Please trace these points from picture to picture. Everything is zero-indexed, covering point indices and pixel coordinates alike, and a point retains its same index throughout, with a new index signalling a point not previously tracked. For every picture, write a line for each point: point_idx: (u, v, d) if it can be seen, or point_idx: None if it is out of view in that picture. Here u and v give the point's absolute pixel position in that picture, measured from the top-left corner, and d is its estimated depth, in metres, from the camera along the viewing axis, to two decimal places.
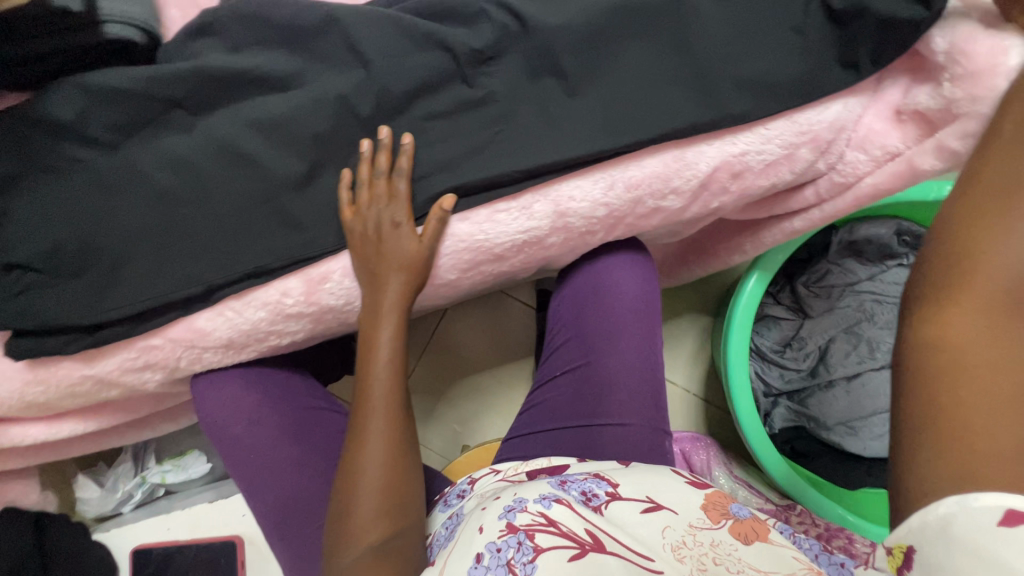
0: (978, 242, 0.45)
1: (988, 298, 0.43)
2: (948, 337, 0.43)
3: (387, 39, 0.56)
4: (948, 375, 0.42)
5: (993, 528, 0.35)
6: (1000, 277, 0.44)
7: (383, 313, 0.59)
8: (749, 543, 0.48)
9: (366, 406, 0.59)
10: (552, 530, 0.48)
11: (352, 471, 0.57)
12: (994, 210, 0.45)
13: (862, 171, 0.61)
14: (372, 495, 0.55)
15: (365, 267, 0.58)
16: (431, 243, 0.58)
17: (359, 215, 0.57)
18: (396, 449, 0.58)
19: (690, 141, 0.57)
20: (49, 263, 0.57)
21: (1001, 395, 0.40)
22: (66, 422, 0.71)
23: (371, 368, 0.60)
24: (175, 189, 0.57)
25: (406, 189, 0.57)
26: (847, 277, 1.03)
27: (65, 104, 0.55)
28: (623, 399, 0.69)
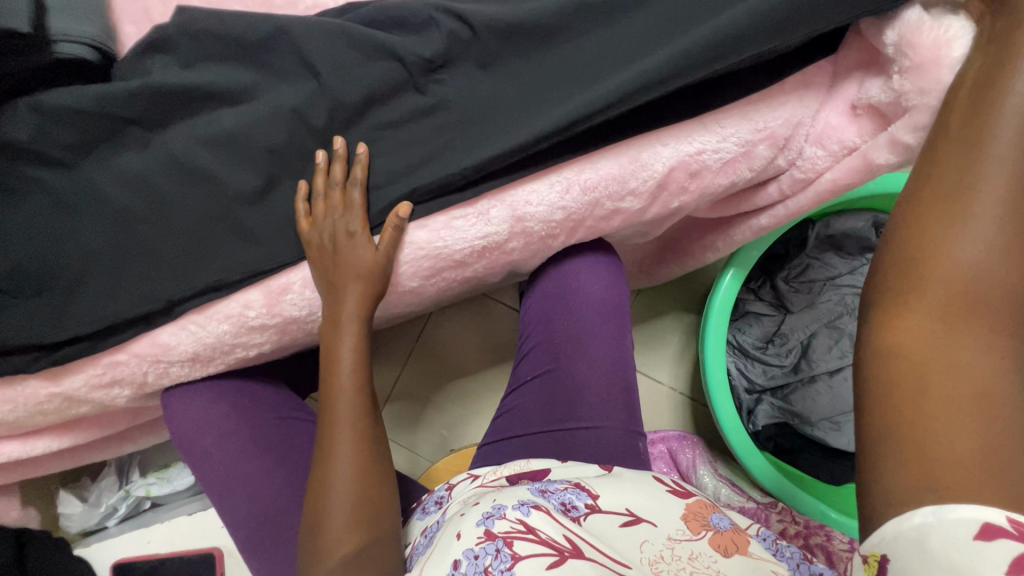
0: (933, 239, 0.45)
1: (944, 295, 0.43)
2: (908, 346, 0.42)
3: (337, 50, 0.57)
4: (915, 376, 0.41)
5: (971, 544, 0.34)
6: (950, 283, 0.43)
7: (342, 324, 0.59)
8: (727, 556, 0.47)
9: (330, 419, 0.58)
10: (530, 537, 0.45)
11: (319, 487, 0.56)
12: (943, 213, 0.45)
13: (821, 166, 0.61)
14: (343, 506, 0.54)
15: (323, 279, 0.58)
16: (388, 251, 0.57)
17: (315, 226, 0.57)
18: (365, 460, 0.57)
19: (645, 141, 0.57)
20: (11, 283, 0.57)
21: (966, 394, 0.38)
22: (40, 440, 0.72)
23: (334, 381, 0.59)
24: (133, 205, 0.57)
25: (361, 197, 0.57)
26: (827, 271, 1.02)
27: (20, 125, 0.56)
28: (595, 401, 0.68)
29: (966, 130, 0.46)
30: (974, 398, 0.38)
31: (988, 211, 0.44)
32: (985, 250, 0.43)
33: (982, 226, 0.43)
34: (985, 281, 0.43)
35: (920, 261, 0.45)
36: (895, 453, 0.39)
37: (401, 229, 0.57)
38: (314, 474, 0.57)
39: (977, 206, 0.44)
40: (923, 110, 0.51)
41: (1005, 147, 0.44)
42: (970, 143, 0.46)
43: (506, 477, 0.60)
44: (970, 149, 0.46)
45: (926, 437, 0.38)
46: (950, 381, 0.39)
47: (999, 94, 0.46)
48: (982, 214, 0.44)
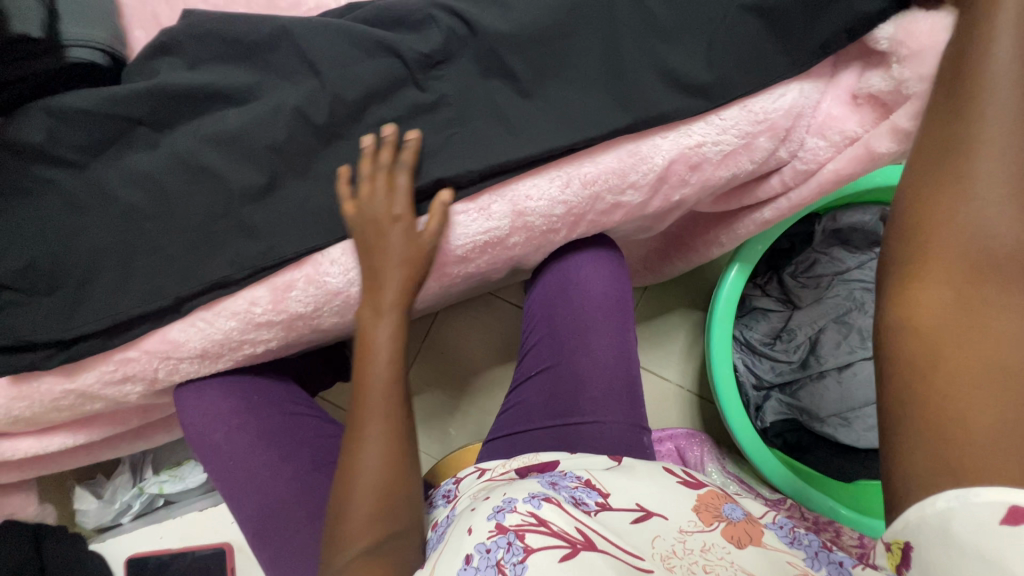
0: (937, 214, 0.44)
1: (951, 267, 0.42)
2: (914, 320, 0.42)
3: (338, 48, 0.58)
4: (925, 356, 0.40)
5: (996, 529, 0.32)
6: (957, 252, 0.42)
7: (384, 309, 0.59)
8: (741, 547, 0.47)
9: (363, 400, 0.58)
10: (542, 530, 0.46)
11: (347, 469, 0.55)
12: (940, 182, 0.45)
13: (823, 157, 0.61)
14: (367, 494, 0.53)
15: (365, 264, 0.58)
16: (434, 236, 0.57)
17: (359, 208, 0.57)
18: (392, 445, 0.56)
19: (643, 133, 0.58)
20: (24, 281, 0.59)
21: (980, 370, 0.37)
22: (56, 436, 0.73)
23: (371, 362, 0.59)
24: (142, 205, 0.59)
25: (406, 183, 0.57)
26: (835, 266, 1.01)
27: (33, 128, 0.58)
28: (598, 395, 0.68)
29: (957, 94, 0.46)
30: (985, 369, 0.37)
31: (991, 179, 0.43)
32: (992, 211, 0.42)
33: (983, 191, 0.43)
34: (997, 244, 0.41)
35: (928, 239, 0.44)
36: (916, 439, 0.38)
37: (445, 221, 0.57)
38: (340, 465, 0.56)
39: (975, 172, 0.44)
40: (923, 98, 0.51)
41: (997, 106, 0.44)
42: (962, 110, 0.45)
43: (516, 470, 0.60)
44: (958, 117, 0.45)
45: (945, 420, 0.37)
46: (961, 353, 0.39)
47: (982, 58, 0.45)
48: (983, 179, 0.43)
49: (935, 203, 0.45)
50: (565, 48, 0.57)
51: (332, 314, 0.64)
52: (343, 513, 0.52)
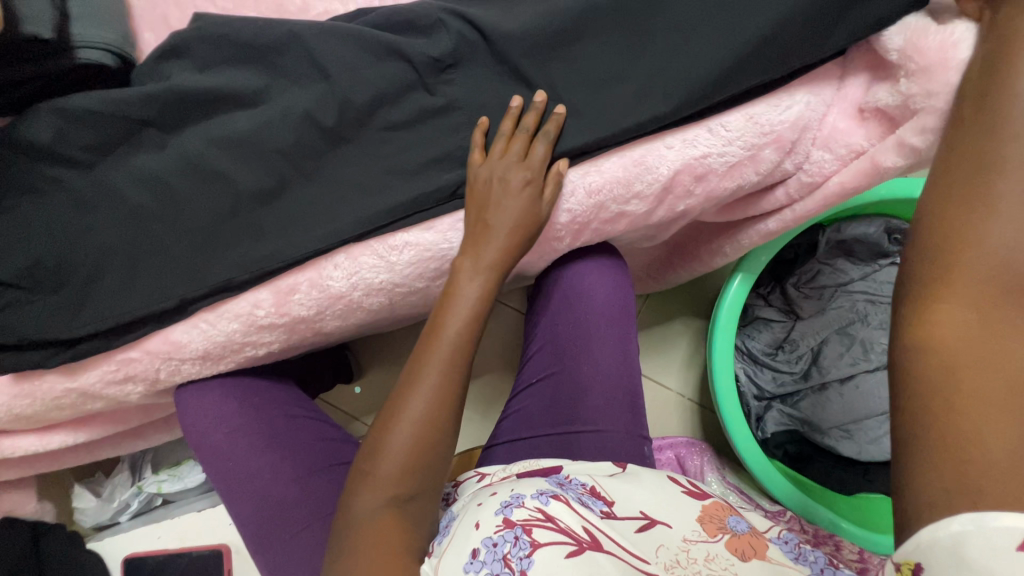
0: (964, 232, 0.44)
1: (976, 288, 0.42)
2: (935, 339, 0.41)
3: (347, 52, 0.58)
4: (942, 376, 0.40)
5: (1012, 554, 0.33)
6: (982, 271, 0.42)
7: (482, 267, 0.57)
8: (744, 560, 0.47)
9: (425, 352, 0.56)
10: (550, 526, 0.46)
11: (388, 417, 0.54)
12: (965, 200, 0.45)
13: (828, 170, 0.61)
14: (401, 451, 0.52)
15: (474, 216, 0.57)
16: (549, 205, 0.57)
17: (490, 164, 0.56)
18: (437, 408, 0.54)
19: (649, 141, 0.58)
20: (30, 279, 0.60)
21: (996, 396, 0.38)
22: (57, 434, 0.74)
23: (443, 318, 0.56)
24: (148, 206, 0.59)
25: (544, 152, 0.56)
26: (838, 277, 1.01)
27: (42, 127, 0.58)
28: (599, 404, 0.68)
29: (981, 114, 0.46)
30: (1001, 389, 0.38)
31: (1015, 202, 0.43)
32: (1017, 234, 0.42)
33: (1010, 209, 0.43)
34: (1019, 267, 0.41)
35: (953, 253, 0.44)
36: (925, 456, 0.39)
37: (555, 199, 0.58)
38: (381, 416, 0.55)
39: (1001, 192, 0.43)
40: (930, 113, 0.51)
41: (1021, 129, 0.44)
42: (989, 128, 0.45)
43: (516, 474, 0.60)
44: (986, 131, 0.45)
45: (961, 439, 0.37)
46: (981, 375, 0.39)
47: (999, 78, 0.45)
48: (1008, 199, 0.43)
49: (960, 220, 0.44)
50: (573, 57, 0.57)
51: (334, 318, 0.65)
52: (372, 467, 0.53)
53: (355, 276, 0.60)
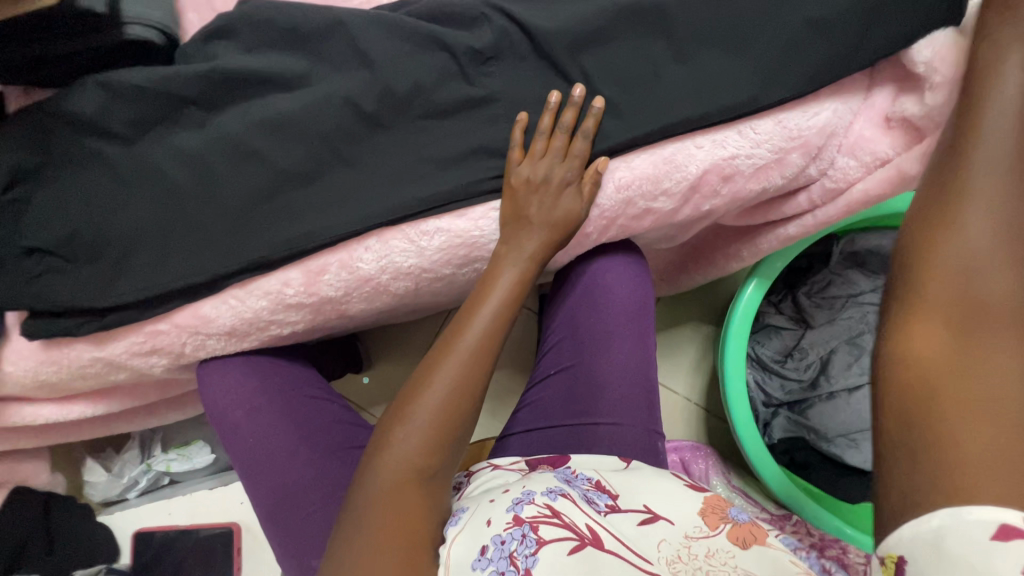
0: (931, 258, 0.44)
1: (947, 312, 0.42)
2: (911, 363, 0.42)
3: (390, 40, 0.59)
4: (925, 394, 0.40)
5: (986, 544, 0.33)
6: (958, 295, 0.42)
7: (523, 256, 0.59)
8: (745, 549, 0.48)
9: (460, 327, 0.57)
10: (555, 522, 0.48)
11: (417, 386, 0.55)
12: (933, 226, 0.45)
13: (853, 176, 0.62)
14: (427, 419, 0.53)
15: (512, 209, 0.59)
16: (587, 202, 0.59)
17: (533, 162, 0.58)
18: (465, 382, 0.55)
19: (679, 140, 0.59)
20: (67, 248, 0.60)
21: (977, 406, 0.37)
22: (77, 404, 0.74)
23: (483, 297, 0.58)
24: (186, 182, 0.60)
25: (584, 148, 0.58)
26: (849, 288, 1.02)
27: (88, 100, 0.60)
28: (617, 398, 0.69)
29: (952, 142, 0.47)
30: (994, 404, 0.37)
31: (982, 225, 0.43)
32: (986, 255, 0.42)
33: (975, 233, 0.43)
34: (988, 287, 0.42)
35: (924, 281, 0.44)
36: (912, 458, 0.38)
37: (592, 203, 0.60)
38: (410, 386, 0.55)
39: (966, 217, 0.44)
40: None
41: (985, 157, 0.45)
42: (963, 156, 0.46)
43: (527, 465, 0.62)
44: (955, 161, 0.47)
45: (944, 441, 0.37)
46: (956, 393, 0.38)
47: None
48: (978, 225, 0.43)
49: (928, 246, 0.45)
50: (612, 55, 0.58)
51: (359, 300, 0.66)
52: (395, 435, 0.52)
53: (384, 259, 0.61)
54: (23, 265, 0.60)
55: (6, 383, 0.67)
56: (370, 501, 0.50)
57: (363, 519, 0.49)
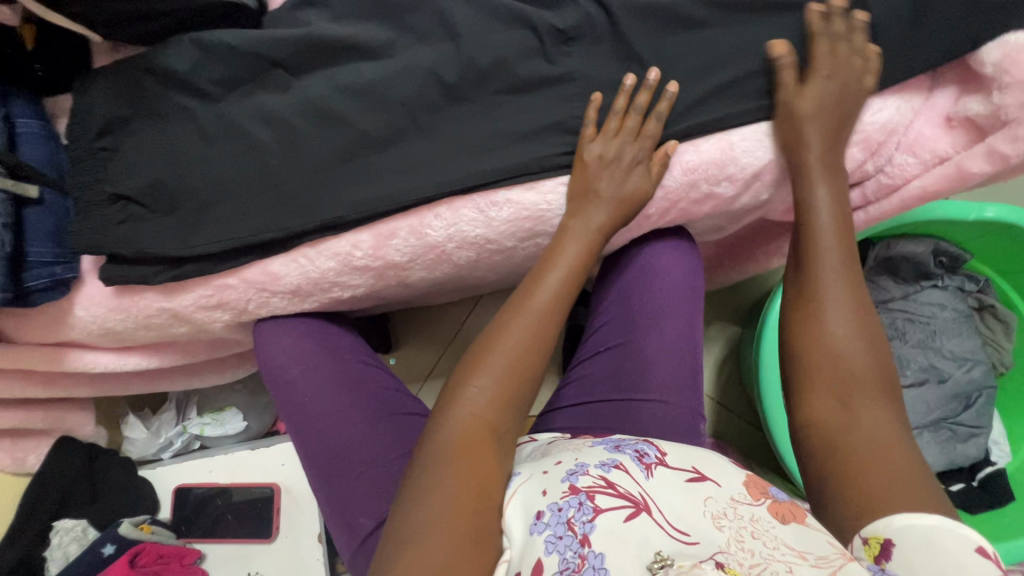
0: (805, 341, 0.55)
1: (830, 386, 0.52)
2: (819, 433, 0.51)
3: (477, 15, 0.62)
4: (839, 453, 0.48)
5: (972, 554, 0.40)
6: (828, 381, 0.52)
7: (589, 229, 0.62)
8: (785, 523, 0.45)
9: (525, 295, 0.61)
10: (610, 491, 0.47)
11: (485, 346, 0.59)
12: (806, 317, 0.56)
13: (911, 173, 0.64)
14: (496, 374, 0.56)
15: (581, 184, 0.61)
16: (655, 181, 0.62)
17: (606, 140, 0.61)
18: (531, 344, 0.58)
19: (747, 128, 0.61)
20: (150, 197, 0.63)
21: (881, 455, 0.46)
22: (134, 355, 0.76)
23: (548, 268, 0.61)
24: (268, 141, 0.63)
25: (656, 129, 0.61)
26: (879, 294, 1.04)
27: (179, 56, 0.62)
28: (664, 377, 0.71)
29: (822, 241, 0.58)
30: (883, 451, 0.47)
31: (836, 314, 0.55)
32: (841, 332, 0.54)
33: (833, 319, 0.54)
34: (846, 361, 0.52)
35: (807, 362, 0.54)
36: (839, 484, 0.47)
37: (661, 179, 0.62)
38: (482, 340, 0.60)
39: (824, 309, 0.55)
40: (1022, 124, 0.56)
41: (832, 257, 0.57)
42: (809, 266, 0.58)
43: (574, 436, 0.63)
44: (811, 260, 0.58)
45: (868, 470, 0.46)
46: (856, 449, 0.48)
47: None
48: (838, 327, 0.54)
49: (802, 330, 0.55)
50: (687, 43, 0.61)
51: (421, 268, 0.68)
52: (470, 379, 0.57)
53: (453, 227, 0.63)
54: (108, 211, 0.63)
55: (73, 328, 0.68)
56: (446, 436, 0.54)
57: (439, 451, 0.53)
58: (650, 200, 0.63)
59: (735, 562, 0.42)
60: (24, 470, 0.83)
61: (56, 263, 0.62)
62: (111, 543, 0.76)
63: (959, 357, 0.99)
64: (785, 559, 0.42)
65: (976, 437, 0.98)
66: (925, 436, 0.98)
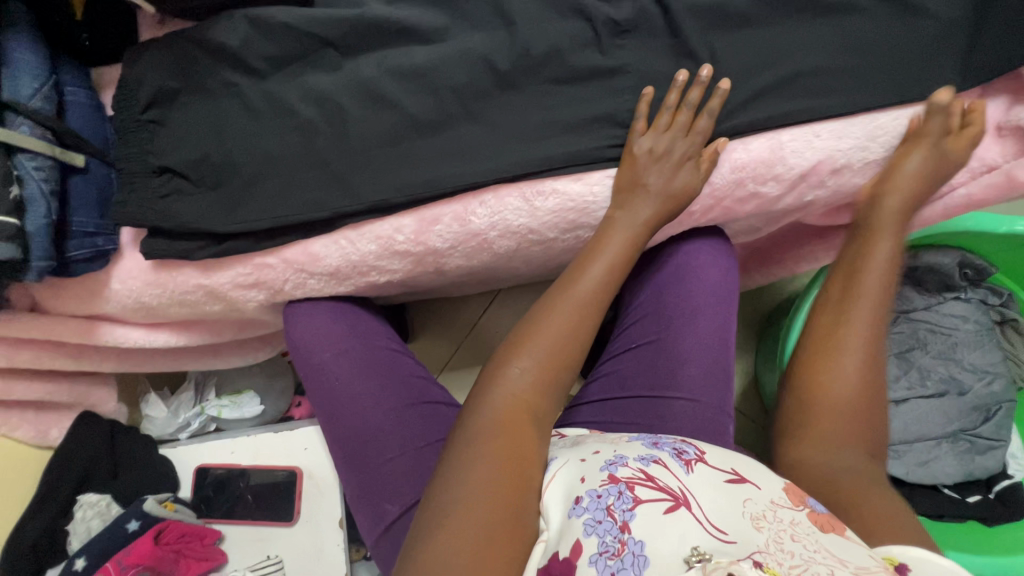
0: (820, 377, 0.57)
1: (837, 421, 0.55)
2: (815, 466, 0.53)
3: (534, 4, 0.62)
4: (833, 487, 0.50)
5: None
6: (833, 416, 0.55)
7: (635, 221, 0.62)
8: (824, 533, 0.44)
9: (568, 284, 0.61)
10: (650, 484, 0.46)
11: (527, 330, 0.58)
12: (826, 351, 0.58)
13: (956, 181, 0.65)
14: (536, 359, 0.56)
15: (629, 176, 0.61)
16: (702, 178, 0.62)
17: (657, 135, 0.61)
18: (572, 332, 0.58)
19: (799, 128, 0.61)
20: (196, 171, 0.63)
21: (871, 493, 0.48)
22: (164, 332, 0.75)
23: (591, 258, 0.61)
24: (316, 121, 0.62)
25: (707, 126, 0.61)
26: (903, 304, 1.04)
27: (231, 31, 0.62)
28: (696, 375, 0.71)
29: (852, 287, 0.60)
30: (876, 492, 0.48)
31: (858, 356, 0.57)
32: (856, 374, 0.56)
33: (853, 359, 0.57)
34: (853, 402, 0.55)
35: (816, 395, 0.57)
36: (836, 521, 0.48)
37: (709, 175, 0.62)
38: (527, 322, 0.59)
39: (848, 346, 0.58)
40: None
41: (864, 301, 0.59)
42: (842, 305, 0.60)
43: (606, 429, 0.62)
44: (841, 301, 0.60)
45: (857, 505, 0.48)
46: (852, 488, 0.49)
47: None
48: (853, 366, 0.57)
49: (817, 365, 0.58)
50: (742, 41, 0.61)
51: (460, 256, 0.68)
52: (513, 361, 0.56)
53: (497, 215, 0.63)
54: (153, 183, 0.63)
55: (108, 302, 0.68)
56: (485, 415, 0.53)
57: (478, 428, 0.52)
58: (694, 196, 0.63)
59: (775, 562, 0.40)
60: (47, 444, 0.83)
61: (97, 234, 0.62)
62: (136, 520, 0.76)
63: (979, 370, 0.99)
64: (827, 563, 0.40)
65: (994, 450, 0.98)
66: (942, 447, 0.99)
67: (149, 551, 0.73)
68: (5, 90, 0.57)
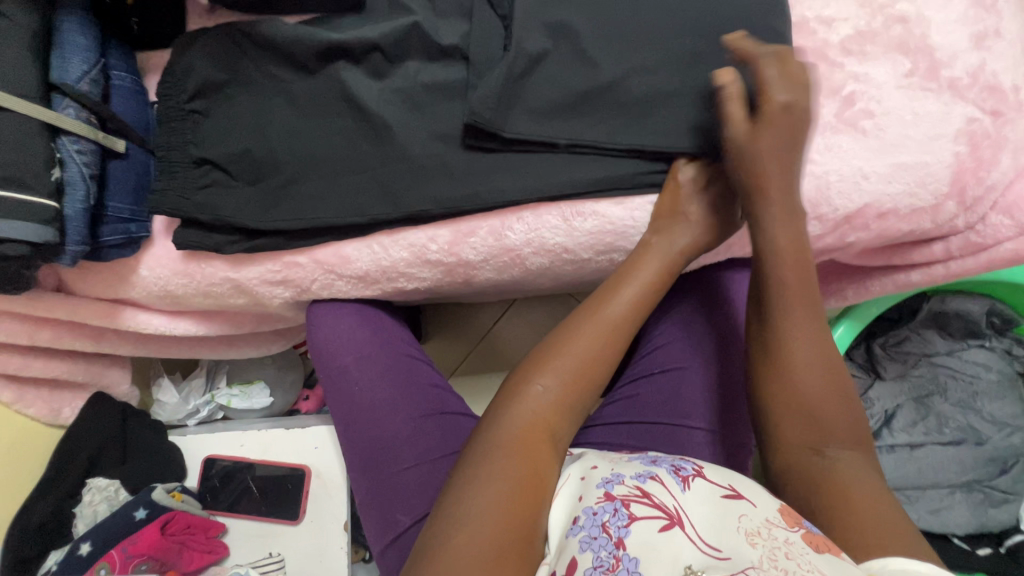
0: (776, 373, 0.54)
1: (803, 420, 0.51)
2: (802, 470, 0.49)
3: (590, 24, 0.62)
4: (829, 493, 0.45)
5: None
6: (800, 415, 0.52)
7: (672, 249, 0.60)
8: (819, 552, 0.40)
9: (595, 304, 0.60)
10: (645, 501, 0.45)
11: (550, 349, 0.57)
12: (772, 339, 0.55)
13: (1003, 235, 0.64)
14: (560, 380, 0.55)
15: (669, 205, 0.61)
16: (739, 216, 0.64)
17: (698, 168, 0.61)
18: (597, 354, 0.57)
19: (848, 169, 0.61)
20: (235, 165, 0.63)
21: (861, 494, 0.44)
22: (183, 321, 0.74)
23: (625, 281, 0.60)
24: (360, 125, 0.62)
25: None
26: (926, 346, 1.01)
27: (280, 27, 0.61)
28: (719, 408, 0.70)
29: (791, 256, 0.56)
30: (869, 495, 0.44)
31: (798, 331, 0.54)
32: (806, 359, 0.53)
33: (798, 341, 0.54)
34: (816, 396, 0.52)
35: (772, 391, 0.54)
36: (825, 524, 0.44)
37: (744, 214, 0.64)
38: (551, 341, 0.58)
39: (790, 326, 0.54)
40: None
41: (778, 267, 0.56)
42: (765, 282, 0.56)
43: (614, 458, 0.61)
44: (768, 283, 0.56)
45: (848, 508, 0.44)
46: (847, 492, 0.45)
47: None
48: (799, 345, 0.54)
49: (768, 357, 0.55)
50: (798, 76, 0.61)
51: (491, 270, 0.66)
52: (535, 378, 0.55)
53: (534, 233, 0.62)
54: (191, 173, 0.63)
55: (134, 287, 0.67)
56: (502, 431, 0.52)
57: (494, 444, 0.51)
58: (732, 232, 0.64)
59: None
60: (58, 422, 0.82)
61: (131, 220, 0.62)
62: (143, 509, 0.75)
63: (1000, 422, 0.97)
64: None
65: (1010, 503, 0.95)
66: (956, 496, 0.96)
67: (155, 540, 0.72)
68: (54, 71, 0.57)
